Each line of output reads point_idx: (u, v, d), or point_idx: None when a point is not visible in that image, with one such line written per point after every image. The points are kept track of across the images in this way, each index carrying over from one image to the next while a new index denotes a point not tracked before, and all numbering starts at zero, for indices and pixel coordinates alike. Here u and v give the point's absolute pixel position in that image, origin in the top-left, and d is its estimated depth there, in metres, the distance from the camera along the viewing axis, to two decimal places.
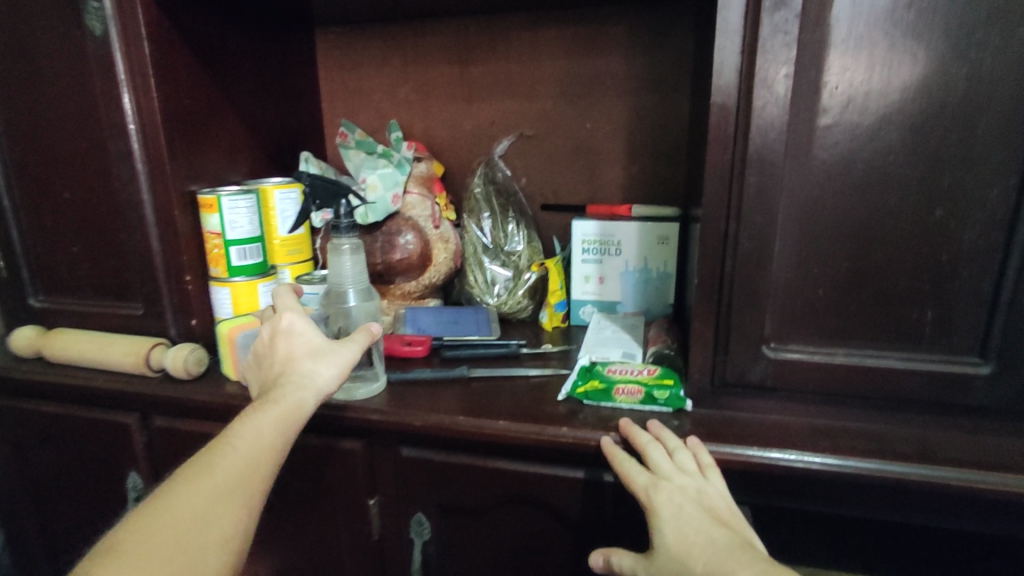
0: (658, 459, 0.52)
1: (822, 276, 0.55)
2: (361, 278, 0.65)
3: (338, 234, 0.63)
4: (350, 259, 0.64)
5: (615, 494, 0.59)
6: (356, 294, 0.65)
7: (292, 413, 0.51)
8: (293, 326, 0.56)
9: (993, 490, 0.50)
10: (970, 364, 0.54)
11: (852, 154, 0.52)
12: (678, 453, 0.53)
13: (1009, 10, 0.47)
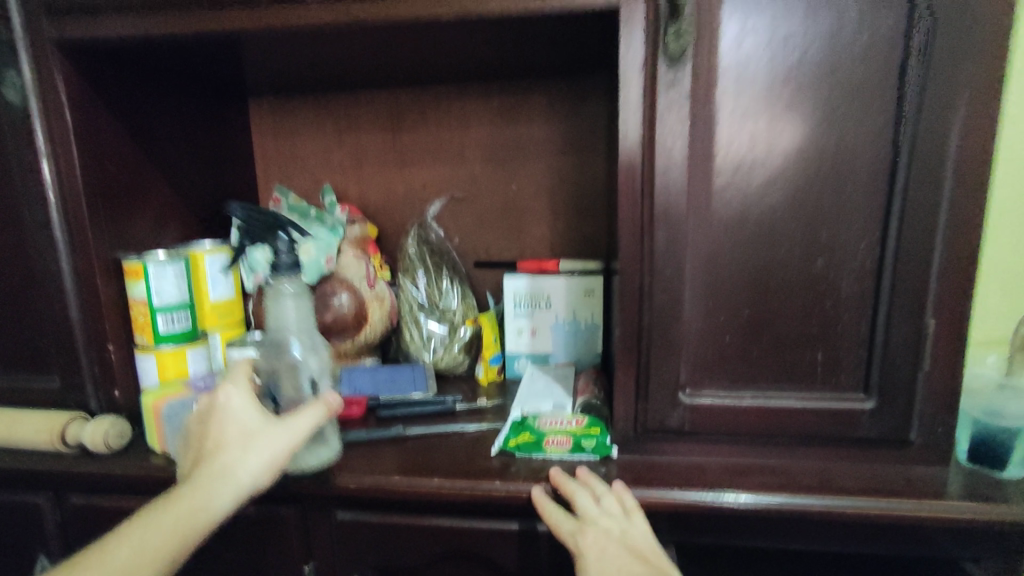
0: (584, 506, 0.52)
1: (727, 324, 0.58)
2: (305, 326, 0.59)
3: (279, 276, 0.57)
4: (292, 306, 0.57)
5: (548, 545, 0.59)
6: (301, 346, 0.59)
7: (198, 511, 0.46)
8: (229, 404, 0.51)
9: (891, 516, 0.54)
10: (864, 400, 0.58)
11: (744, 214, 0.57)
12: (606, 499, 0.53)
13: (862, 90, 0.53)
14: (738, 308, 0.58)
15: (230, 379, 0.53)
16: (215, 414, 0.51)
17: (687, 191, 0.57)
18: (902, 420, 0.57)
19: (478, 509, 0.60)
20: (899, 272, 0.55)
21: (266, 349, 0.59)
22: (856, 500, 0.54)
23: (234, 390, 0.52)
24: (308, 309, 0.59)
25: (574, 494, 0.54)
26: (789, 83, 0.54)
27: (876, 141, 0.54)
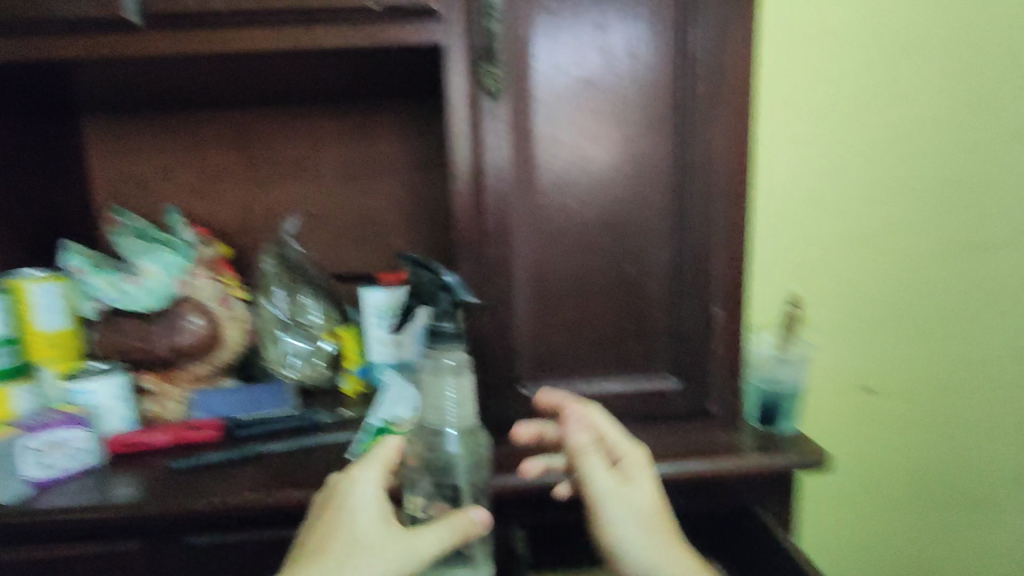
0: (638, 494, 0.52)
1: (557, 324, 0.66)
2: (466, 408, 0.46)
3: (437, 340, 0.45)
4: (452, 384, 0.45)
5: None
6: (457, 437, 0.46)
7: None
8: (359, 501, 0.47)
9: (696, 472, 0.63)
10: (671, 380, 0.68)
11: (563, 225, 0.65)
12: (608, 492, 0.51)
13: (648, 121, 0.64)
14: (565, 311, 0.66)
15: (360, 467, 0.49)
16: (343, 506, 0.48)
17: (512, 210, 0.64)
18: (699, 395, 0.69)
19: None
20: (689, 271, 0.66)
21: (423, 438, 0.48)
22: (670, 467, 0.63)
23: (362, 483, 0.48)
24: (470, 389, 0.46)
25: (597, 482, 0.51)
26: (591, 113, 0.63)
27: (662, 162, 0.64)
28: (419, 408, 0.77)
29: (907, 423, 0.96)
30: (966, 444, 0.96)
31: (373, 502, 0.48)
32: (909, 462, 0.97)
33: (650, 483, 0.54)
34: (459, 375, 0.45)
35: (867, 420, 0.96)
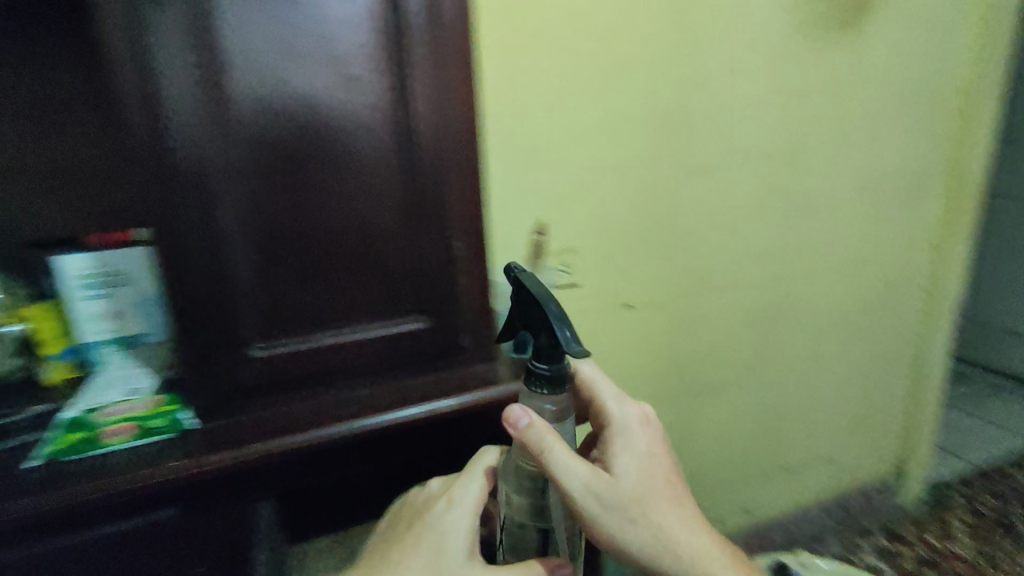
0: (626, 531, 0.52)
1: (285, 273, 0.60)
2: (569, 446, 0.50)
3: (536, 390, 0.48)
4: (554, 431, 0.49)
5: (124, 539, 0.57)
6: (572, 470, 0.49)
7: None
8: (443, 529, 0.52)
9: (439, 412, 0.64)
10: (418, 318, 0.67)
11: (272, 163, 0.57)
12: (630, 483, 0.53)
13: (356, 41, 0.57)
14: (294, 257, 0.60)
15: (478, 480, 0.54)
16: (438, 532, 0.52)
17: (207, 142, 0.54)
18: (446, 332, 0.68)
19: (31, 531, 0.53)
20: (423, 206, 0.63)
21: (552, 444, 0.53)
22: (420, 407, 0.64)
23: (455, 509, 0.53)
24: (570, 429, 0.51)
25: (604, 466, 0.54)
26: (286, 30, 0.54)
27: (377, 88, 0.59)
28: (144, 390, 0.67)
29: (646, 320, 1.18)
30: (688, 328, 1.23)
31: (464, 528, 0.52)
32: (649, 351, 1.21)
33: (657, 456, 0.56)
34: (556, 420, 0.49)
35: (611, 323, 1.15)
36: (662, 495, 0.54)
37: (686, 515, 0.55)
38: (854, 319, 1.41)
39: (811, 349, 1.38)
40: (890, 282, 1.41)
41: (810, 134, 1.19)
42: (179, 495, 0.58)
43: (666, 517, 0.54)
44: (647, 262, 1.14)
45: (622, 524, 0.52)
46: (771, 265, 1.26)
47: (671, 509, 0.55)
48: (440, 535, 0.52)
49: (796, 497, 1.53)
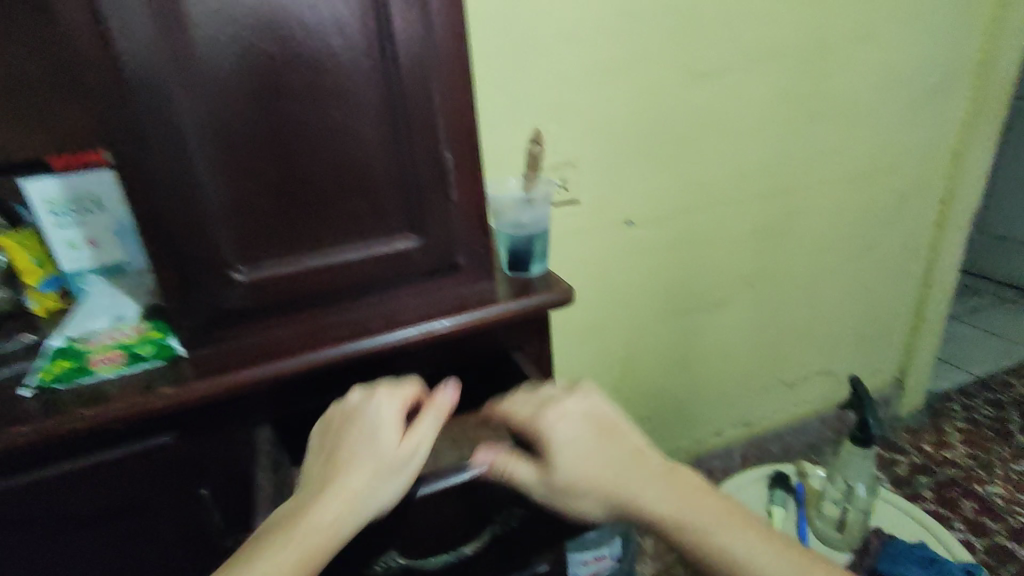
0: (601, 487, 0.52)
1: (256, 190, 0.55)
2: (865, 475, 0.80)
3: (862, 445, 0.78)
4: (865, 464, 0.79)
5: (162, 460, 0.57)
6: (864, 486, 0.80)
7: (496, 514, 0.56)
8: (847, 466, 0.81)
9: (434, 334, 0.62)
10: (412, 239, 0.62)
11: (233, 61, 0.51)
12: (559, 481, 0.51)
13: None
14: (262, 171, 0.55)
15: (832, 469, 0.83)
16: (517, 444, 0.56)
17: (152, 38, 0.48)
18: (440, 248, 0.63)
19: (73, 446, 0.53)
20: (407, 114, 0.57)
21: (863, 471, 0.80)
22: (416, 328, 0.61)
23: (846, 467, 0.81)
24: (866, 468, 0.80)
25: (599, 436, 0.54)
26: None
27: None
28: (126, 301, 0.67)
29: (648, 238, 1.15)
30: (691, 244, 1.20)
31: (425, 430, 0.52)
32: (650, 269, 1.19)
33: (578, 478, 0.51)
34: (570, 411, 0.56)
35: (611, 241, 1.12)
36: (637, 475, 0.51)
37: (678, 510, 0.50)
38: (864, 232, 1.36)
39: (817, 263, 1.36)
40: (904, 192, 1.35)
41: (828, 28, 1.10)
42: (176, 421, 0.56)
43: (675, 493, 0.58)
44: (647, 177, 1.09)
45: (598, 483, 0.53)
46: (779, 176, 1.21)
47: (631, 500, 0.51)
48: (371, 425, 0.51)
49: (796, 409, 1.56)
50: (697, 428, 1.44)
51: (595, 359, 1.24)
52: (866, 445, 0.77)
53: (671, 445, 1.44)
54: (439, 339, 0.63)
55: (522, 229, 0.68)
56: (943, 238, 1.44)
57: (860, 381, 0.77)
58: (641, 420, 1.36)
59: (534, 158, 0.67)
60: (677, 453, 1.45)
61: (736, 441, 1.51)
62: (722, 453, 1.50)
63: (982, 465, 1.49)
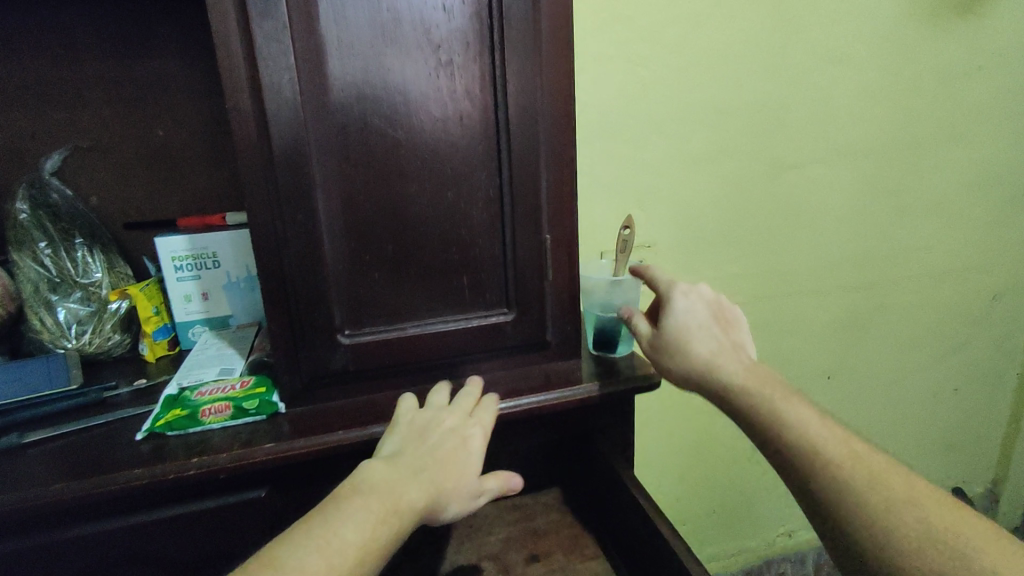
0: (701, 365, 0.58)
1: (372, 261, 0.60)
2: None
3: None
4: None
5: (257, 514, 0.58)
6: None
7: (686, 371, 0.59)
8: None
9: (524, 409, 0.62)
10: (507, 312, 0.65)
11: (367, 146, 0.57)
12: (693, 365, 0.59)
13: (462, 37, 0.56)
14: (379, 243, 0.60)
15: None
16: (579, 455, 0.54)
17: (304, 127, 0.54)
18: (532, 323, 0.66)
19: (180, 491, 0.56)
20: (515, 198, 0.61)
21: None
22: (506, 402, 0.62)
23: None
24: None
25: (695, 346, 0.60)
26: (391, 28, 0.54)
27: (475, 84, 0.58)
28: (231, 352, 0.72)
29: None
30: (766, 332, 1.17)
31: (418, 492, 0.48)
32: None
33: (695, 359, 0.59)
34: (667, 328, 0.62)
35: None
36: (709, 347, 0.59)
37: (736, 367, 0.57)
38: (952, 329, 1.30)
39: (901, 360, 1.29)
40: (996, 290, 1.29)
41: (914, 125, 1.10)
42: (273, 477, 0.59)
43: (734, 364, 0.57)
44: (725, 262, 1.10)
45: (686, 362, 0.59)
46: (861, 268, 1.18)
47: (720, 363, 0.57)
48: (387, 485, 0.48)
49: None
50: (767, 527, 1.36)
51: (662, 443, 1.20)
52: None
53: (738, 544, 1.35)
54: (527, 414, 0.63)
55: (607, 311, 0.70)
56: None
57: None
58: (706, 512, 1.29)
59: (625, 243, 0.67)
60: (743, 554, 1.36)
61: (809, 546, 1.40)
62: (793, 557, 1.40)
63: None
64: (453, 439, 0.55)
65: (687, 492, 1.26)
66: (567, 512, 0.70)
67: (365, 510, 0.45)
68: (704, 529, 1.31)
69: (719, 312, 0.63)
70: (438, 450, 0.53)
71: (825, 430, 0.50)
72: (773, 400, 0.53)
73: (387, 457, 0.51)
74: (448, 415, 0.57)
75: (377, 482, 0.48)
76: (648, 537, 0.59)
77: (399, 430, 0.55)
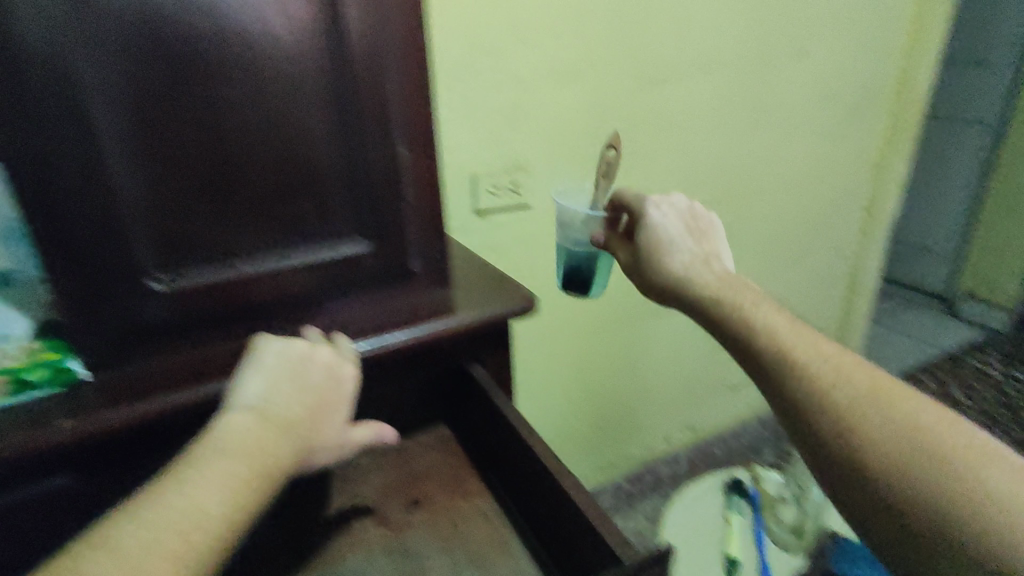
0: (672, 268, 0.57)
1: (182, 186, 0.48)
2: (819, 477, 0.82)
3: None
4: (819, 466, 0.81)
5: (58, 502, 0.49)
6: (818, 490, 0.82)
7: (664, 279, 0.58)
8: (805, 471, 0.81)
9: (393, 347, 0.55)
10: (360, 242, 0.57)
11: (153, 32, 0.44)
12: (668, 268, 0.57)
13: None
14: (189, 164, 0.48)
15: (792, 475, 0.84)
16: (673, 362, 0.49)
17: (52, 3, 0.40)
18: (391, 252, 0.58)
19: None
20: (358, 105, 0.52)
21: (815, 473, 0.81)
22: (372, 341, 0.55)
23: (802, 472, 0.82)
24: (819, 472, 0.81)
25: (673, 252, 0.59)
26: None
27: None
28: None
29: None
30: None
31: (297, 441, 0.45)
32: None
33: (672, 264, 0.57)
34: (657, 235, 0.61)
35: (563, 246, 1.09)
36: (686, 256, 0.58)
37: (708, 274, 0.55)
38: (799, 237, 1.41)
39: (758, 269, 1.39)
40: (834, 199, 1.41)
41: (770, 38, 1.13)
42: (75, 461, 0.49)
43: (709, 273, 0.55)
44: (599, 182, 1.08)
45: (656, 266, 0.58)
46: (724, 183, 1.23)
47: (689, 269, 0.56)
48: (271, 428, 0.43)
49: (738, 412, 1.59)
50: (645, 435, 1.44)
51: (548, 368, 1.20)
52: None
53: (621, 453, 1.43)
54: (397, 353, 0.56)
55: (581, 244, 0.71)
56: (868, 244, 1.52)
57: None
58: (591, 428, 1.34)
59: (608, 163, 0.63)
60: (625, 462, 1.45)
61: (682, 446, 1.52)
62: (670, 458, 1.51)
63: None
64: (331, 388, 0.49)
65: (573, 412, 1.29)
66: (449, 452, 0.66)
67: (238, 489, 0.39)
68: (589, 443, 1.36)
69: (694, 224, 0.62)
70: (315, 401, 0.47)
71: (795, 333, 0.46)
72: (741, 307, 0.50)
73: (260, 408, 0.44)
74: (325, 354, 0.50)
75: (249, 447, 0.41)
76: (525, 466, 0.55)
77: (268, 368, 0.47)
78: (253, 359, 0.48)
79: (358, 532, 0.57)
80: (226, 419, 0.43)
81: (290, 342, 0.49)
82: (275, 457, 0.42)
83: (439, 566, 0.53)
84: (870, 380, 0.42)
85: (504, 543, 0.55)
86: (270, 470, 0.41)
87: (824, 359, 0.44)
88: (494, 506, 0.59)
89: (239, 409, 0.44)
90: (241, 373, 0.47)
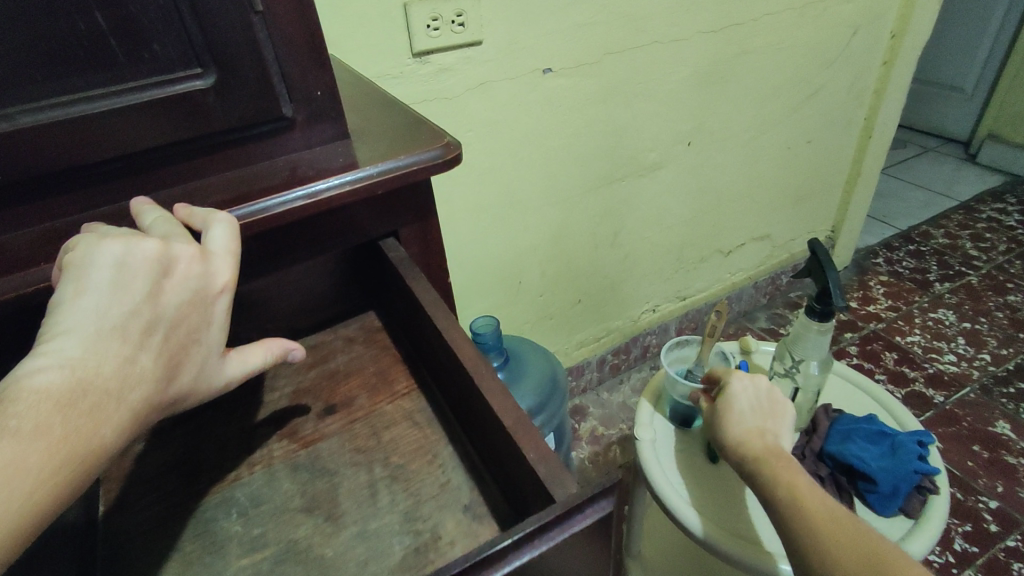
0: (737, 430, 0.60)
1: None
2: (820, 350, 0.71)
3: (817, 318, 0.68)
4: (819, 337, 0.69)
5: None
6: (816, 364, 0.71)
7: (726, 437, 0.61)
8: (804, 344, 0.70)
9: (278, 215, 0.41)
10: (198, 75, 0.39)
11: None
12: (732, 428, 0.61)
13: None
14: None
15: (787, 349, 0.73)
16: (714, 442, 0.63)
17: None
18: (250, 90, 0.40)
19: None
20: None
21: (815, 343, 0.70)
22: (251, 206, 0.41)
23: (799, 346, 0.71)
24: (820, 344, 0.70)
25: (740, 411, 0.62)
26: None
27: None
28: None
29: (571, 89, 0.94)
30: (620, 96, 1.00)
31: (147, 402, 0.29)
32: (574, 131, 0.99)
33: (735, 425, 0.61)
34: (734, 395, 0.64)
35: (526, 93, 0.91)
36: (749, 419, 0.61)
37: (768, 443, 0.58)
38: (810, 74, 1.20)
39: (759, 116, 1.20)
40: (855, 25, 1.19)
41: None
42: None
43: (767, 442, 0.58)
44: (567, 7, 0.86)
45: (724, 421, 0.62)
46: (725, 5, 1.00)
47: (751, 432, 0.59)
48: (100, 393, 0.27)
49: (730, 277, 1.48)
50: (631, 307, 1.35)
51: (518, 240, 1.07)
52: (825, 318, 0.67)
53: (605, 326, 1.34)
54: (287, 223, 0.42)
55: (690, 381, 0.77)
56: (889, 79, 1.31)
57: (814, 244, 0.68)
58: (571, 302, 1.24)
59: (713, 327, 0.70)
60: (610, 335, 1.37)
61: (671, 316, 1.43)
62: (658, 328, 1.43)
63: (904, 317, 1.48)
64: (201, 314, 0.32)
65: (549, 286, 1.18)
66: (375, 345, 0.55)
67: (30, 497, 0.25)
68: (571, 318, 1.27)
69: (772, 400, 0.63)
70: (177, 335, 0.31)
71: (821, 499, 0.50)
72: (776, 473, 0.54)
73: (82, 362, 0.28)
74: (189, 262, 0.33)
75: (53, 431, 0.26)
76: (450, 365, 0.44)
77: (100, 291, 0.30)
78: (77, 275, 0.30)
79: (257, 447, 0.47)
80: (20, 382, 0.26)
81: (134, 245, 0.31)
82: (102, 438, 0.27)
83: (351, 484, 0.44)
84: (865, 546, 0.45)
85: (431, 451, 0.45)
86: (94, 457, 0.27)
87: (827, 511, 0.49)
88: (424, 408, 0.49)
89: (46, 360, 0.27)
90: (58, 297, 0.30)
